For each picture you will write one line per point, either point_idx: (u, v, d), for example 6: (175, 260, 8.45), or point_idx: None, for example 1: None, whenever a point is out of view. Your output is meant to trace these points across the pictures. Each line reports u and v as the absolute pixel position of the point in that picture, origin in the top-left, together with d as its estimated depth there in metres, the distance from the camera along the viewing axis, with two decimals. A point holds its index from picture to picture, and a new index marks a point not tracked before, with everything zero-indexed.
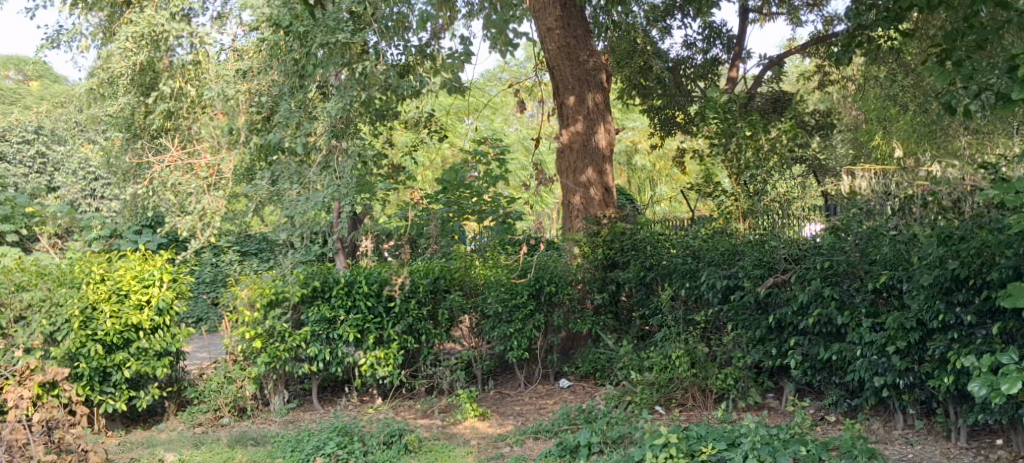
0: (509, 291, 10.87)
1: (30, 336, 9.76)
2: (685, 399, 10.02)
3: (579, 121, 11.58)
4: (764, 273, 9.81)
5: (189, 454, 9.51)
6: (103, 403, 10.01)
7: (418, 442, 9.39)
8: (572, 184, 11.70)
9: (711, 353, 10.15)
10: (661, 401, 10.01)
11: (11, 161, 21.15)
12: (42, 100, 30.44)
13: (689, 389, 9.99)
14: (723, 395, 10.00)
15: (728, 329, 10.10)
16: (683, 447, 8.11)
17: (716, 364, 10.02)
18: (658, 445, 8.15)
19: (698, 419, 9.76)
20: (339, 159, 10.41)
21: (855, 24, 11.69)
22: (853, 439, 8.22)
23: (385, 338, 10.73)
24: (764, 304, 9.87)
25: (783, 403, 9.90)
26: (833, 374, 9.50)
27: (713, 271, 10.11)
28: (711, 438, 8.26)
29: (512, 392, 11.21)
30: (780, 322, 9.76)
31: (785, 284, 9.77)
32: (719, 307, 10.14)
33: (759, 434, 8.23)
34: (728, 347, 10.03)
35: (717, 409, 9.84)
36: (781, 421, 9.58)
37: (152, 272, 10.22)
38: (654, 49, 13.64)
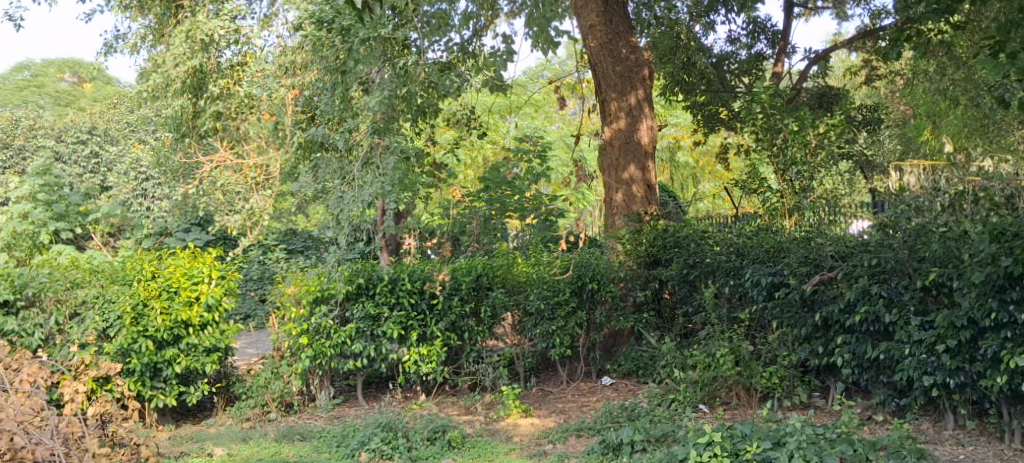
0: (551, 289, 10.96)
1: (83, 332, 9.89)
2: (729, 397, 9.98)
3: (621, 118, 11.60)
4: (809, 270, 9.78)
5: (237, 449, 9.64)
6: (154, 398, 10.20)
7: (462, 439, 9.44)
8: (614, 181, 11.72)
9: (757, 351, 10.14)
10: (705, 399, 9.98)
11: (67, 161, 21.94)
12: (95, 100, 31.29)
13: (733, 387, 9.95)
14: (769, 393, 9.97)
15: (773, 327, 10.08)
16: (728, 446, 8.11)
17: (761, 362, 10.00)
18: (701, 444, 8.20)
19: (740, 418, 9.74)
20: (381, 156, 10.46)
21: (906, 16, 11.60)
22: (902, 439, 8.15)
23: (428, 335, 10.82)
24: (810, 302, 9.80)
25: (830, 402, 9.86)
26: (881, 373, 9.43)
27: (758, 268, 10.11)
28: (755, 436, 8.23)
29: (554, 390, 11.27)
30: (826, 320, 9.71)
31: (832, 281, 9.70)
32: (764, 305, 10.10)
33: (805, 433, 8.19)
34: (774, 345, 10.01)
35: (762, 408, 9.80)
36: (825, 420, 9.56)
37: (200, 270, 10.36)
38: (698, 44, 13.53)
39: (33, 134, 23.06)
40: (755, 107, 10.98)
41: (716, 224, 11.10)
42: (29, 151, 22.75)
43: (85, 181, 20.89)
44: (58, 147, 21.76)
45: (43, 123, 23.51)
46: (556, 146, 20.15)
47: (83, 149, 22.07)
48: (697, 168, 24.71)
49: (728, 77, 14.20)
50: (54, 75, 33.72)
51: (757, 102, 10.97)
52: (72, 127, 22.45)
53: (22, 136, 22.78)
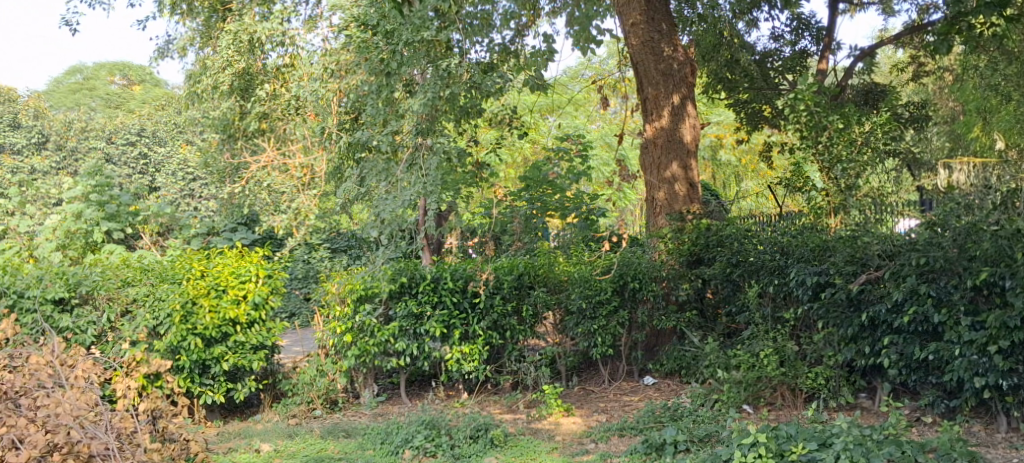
0: (593, 288, 10.99)
1: (135, 330, 10.12)
2: (773, 398, 10.03)
3: (663, 117, 11.64)
4: (855, 269, 9.78)
5: (283, 445, 9.81)
6: (203, 395, 10.42)
7: (504, 437, 9.53)
8: (656, 180, 11.77)
9: (802, 351, 10.14)
10: (749, 399, 10.02)
11: (117, 162, 22.50)
12: (144, 102, 31.91)
13: (778, 388, 9.98)
14: (814, 394, 9.98)
15: (819, 327, 10.04)
16: (773, 446, 8.13)
17: (806, 363, 10.00)
18: (746, 444, 8.24)
19: (785, 418, 9.78)
20: (425, 157, 10.57)
21: (956, 11, 11.51)
22: (952, 442, 8.13)
23: (470, 334, 10.93)
24: (857, 301, 9.78)
25: (877, 403, 9.84)
26: (930, 374, 9.41)
27: (803, 268, 10.11)
28: (801, 438, 8.24)
29: (596, 389, 11.34)
30: (873, 320, 9.66)
31: (879, 280, 9.68)
32: (809, 305, 10.08)
33: (852, 434, 8.16)
34: (819, 345, 10.00)
35: (807, 408, 9.83)
36: (873, 421, 9.55)
37: (248, 269, 10.56)
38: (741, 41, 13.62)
39: (86, 137, 23.85)
40: (799, 105, 11.02)
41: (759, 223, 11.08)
42: (80, 153, 23.38)
43: (134, 181, 21.30)
44: (108, 149, 22.35)
45: (95, 126, 24.15)
46: (598, 146, 20.19)
47: (133, 151, 22.60)
48: (740, 167, 24.59)
49: (772, 75, 14.14)
50: (105, 78, 34.37)
51: (800, 100, 11.00)
52: (122, 128, 23.04)
53: (75, 139, 23.50)
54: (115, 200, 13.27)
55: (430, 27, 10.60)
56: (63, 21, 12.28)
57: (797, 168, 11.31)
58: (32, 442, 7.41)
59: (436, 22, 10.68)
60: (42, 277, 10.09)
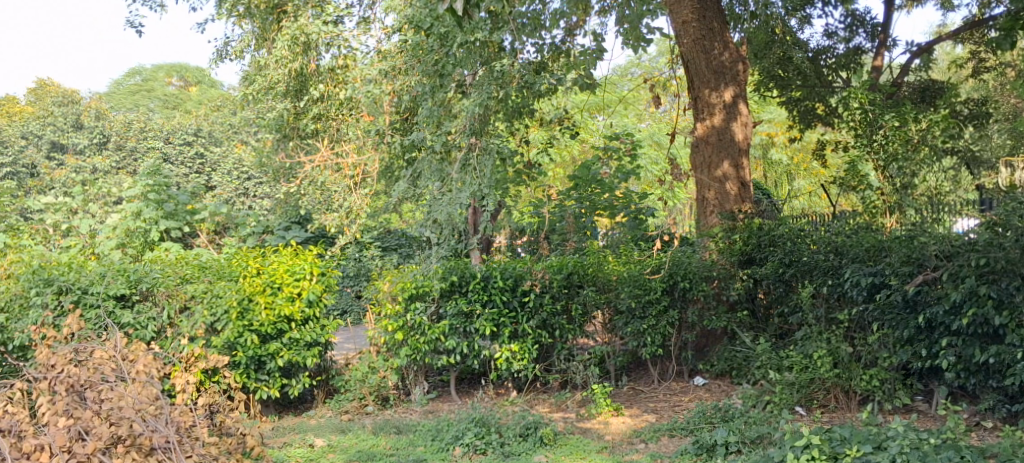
0: (643, 287, 11.06)
1: (193, 326, 10.26)
2: (827, 400, 10.02)
3: (715, 115, 11.65)
4: (912, 270, 9.67)
5: (337, 440, 9.97)
6: (258, 390, 10.60)
7: (553, 436, 9.63)
8: (707, 179, 11.78)
9: (856, 353, 10.08)
10: (802, 401, 10.00)
11: (175, 162, 23.10)
12: (199, 102, 32.46)
13: (832, 390, 10.00)
14: (868, 397, 9.94)
15: (874, 329, 10.04)
16: (826, 449, 8.12)
17: (861, 364, 9.96)
18: (799, 446, 8.24)
19: (839, 420, 9.76)
20: (478, 157, 10.65)
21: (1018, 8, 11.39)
22: (1013, 447, 8.06)
23: (520, 332, 11.02)
24: (913, 303, 9.76)
25: (935, 406, 9.80)
26: (990, 377, 9.35)
27: (858, 268, 10.08)
28: (855, 440, 8.20)
29: (646, 389, 11.40)
30: (930, 322, 9.66)
31: (935, 281, 9.59)
32: (864, 306, 10.07)
33: (908, 438, 8.11)
34: (874, 347, 9.96)
35: (861, 411, 9.81)
36: (929, 425, 9.53)
37: (303, 267, 10.76)
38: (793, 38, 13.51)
39: (144, 137, 24.32)
40: (852, 103, 11.47)
41: (812, 222, 11.04)
42: (140, 152, 23.82)
43: (189, 181, 21.68)
44: (166, 149, 23.04)
45: (153, 128, 24.71)
46: (647, 145, 20.15)
47: (190, 151, 23.37)
48: (791, 166, 24.35)
49: (826, 72, 14.09)
50: (163, 80, 35.06)
51: (853, 99, 11.46)
52: (178, 130, 23.99)
53: (134, 139, 24.15)
54: (172, 199, 13.52)
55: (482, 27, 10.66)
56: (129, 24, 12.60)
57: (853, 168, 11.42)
58: (97, 434, 7.62)
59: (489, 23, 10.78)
60: (104, 274, 10.31)
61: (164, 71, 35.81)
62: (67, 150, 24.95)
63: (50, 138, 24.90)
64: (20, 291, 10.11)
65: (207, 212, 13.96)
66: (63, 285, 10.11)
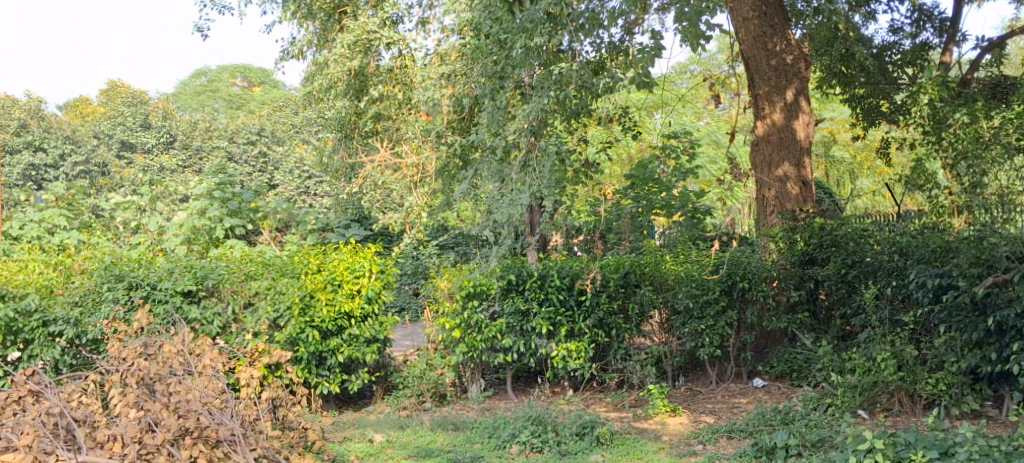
0: (701, 287, 11.04)
1: (257, 321, 10.49)
2: (891, 404, 9.98)
3: (775, 113, 11.61)
4: (981, 272, 9.59)
5: (396, 436, 10.14)
6: (319, 385, 10.86)
7: (610, 435, 9.69)
8: (767, 178, 11.73)
9: (922, 356, 10.10)
10: (864, 404, 9.93)
11: (238, 161, 23.71)
12: (262, 102, 32.94)
13: (896, 393, 9.95)
14: (934, 401, 9.88)
15: (941, 332, 9.99)
16: (890, 453, 8.08)
17: (926, 368, 9.94)
18: (861, 450, 8.21)
19: (903, 425, 9.69)
20: (538, 158, 10.59)
21: None
22: None
23: (577, 331, 11.13)
24: (982, 305, 9.67)
25: (1004, 412, 9.70)
26: None
27: (924, 269, 10.05)
28: (921, 445, 8.12)
29: (703, 390, 11.41)
30: (1000, 326, 9.55)
31: (1006, 283, 9.45)
32: (930, 308, 10.07)
33: (977, 444, 8.01)
34: (940, 351, 9.94)
35: (926, 415, 9.75)
36: (999, 431, 9.40)
37: (362, 264, 10.91)
38: (856, 35, 13.15)
39: (208, 137, 24.86)
40: (923, 99, 11.39)
41: (875, 222, 10.98)
42: (206, 151, 24.50)
43: (252, 180, 22.09)
44: (232, 148, 23.62)
45: (218, 127, 25.19)
46: (706, 144, 20.08)
47: (254, 150, 23.85)
48: (854, 164, 24.02)
49: (890, 69, 13.72)
50: (227, 80, 35.68)
51: (924, 94, 11.38)
52: (244, 129, 24.27)
53: (200, 139, 24.68)
54: (237, 197, 13.81)
55: (540, 29, 10.50)
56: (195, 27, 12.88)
57: (920, 166, 11.31)
58: (166, 426, 7.82)
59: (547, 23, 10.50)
60: (172, 271, 10.55)
61: (228, 71, 36.41)
62: (136, 149, 25.58)
63: (121, 137, 25.57)
64: (93, 286, 10.38)
65: (270, 210, 14.24)
66: (133, 281, 10.34)
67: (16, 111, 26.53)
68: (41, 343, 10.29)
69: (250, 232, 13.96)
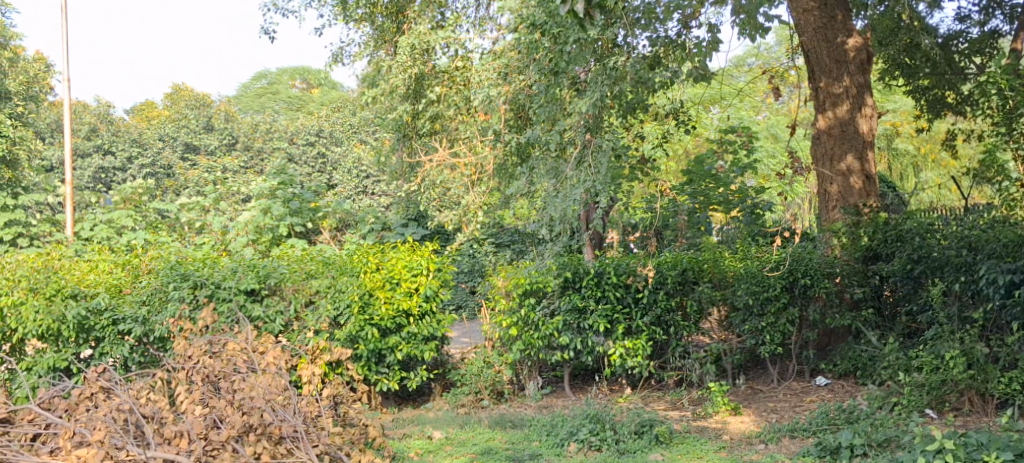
0: (760, 284, 10.96)
1: (318, 320, 10.63)
2: (961, 404, 9.78)
3: (838, 106, 11.45)
4: None
5: (454, 433, 10.22)
6: (379, 382, 10.97)
7: (669, 434, 9.72)
8: (830, 172, 11.59)
9: (993, 354, 9.95)
10: (933, 403, 9.77)
11: (299, 162, 24.46)
12: (322, 103, 33.33)
13: (967, 393, 9.74)
14: (1007, 401, 9.66)
15: (1013, 329, 9.85)
16: (961, 454, 7.98)
17: (998, 366, 9.78)
18: (930, 451, 8.11)
19: (975, 424, 9.50)
20: (593, 155, 10.59)
21: None
22: None
23: (634, 329, 11.11)
24: None
25: None
26: None
27: (994, 265, 9.87)
28: (993, 446, 8.00)
29: (764, 388, 11.34)
30: None
31: None
32: (1002, 304, 9.88)
33: None
34: (1013, 348, 9.78)
35: (999, 415, 9.53)
36: None
37: (420, 263, 10.98)
38: (923, 24, 12.78)
39: (270, 137, 25.89)
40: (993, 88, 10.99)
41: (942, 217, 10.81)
42: (266, 153, 25.46)
43: (313, 181, 22.44)
44: (290, 149, 24.43)
45: (278, 128, 25.78)
46: (764, 139, 19.93)
47: (313, 151, 24.41)
48: (918, 156, 23.70)
49: (957, 58, 13.33)
50: (287, 82, 36.22)
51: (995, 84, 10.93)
52: (303, 130, 24.91)
53: (262, 140, 25.73)
54: (297, 197, 14.01)
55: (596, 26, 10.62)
56: (262, 31, 13.30)
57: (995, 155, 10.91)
58: (230, 423, 7.93)
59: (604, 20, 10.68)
60: (235, 270, 10.68)
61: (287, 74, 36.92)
62: (198, 151, 26.10)
63: (184, 140, 25.76)
64: (159, 286, 10.54)
65: (329, 209, 14.39)
66: (198, 280, 10.50)
67: (85, 116, 27.25)
68: (111, 341, 10.51)
69: (310, 231, 14.15)
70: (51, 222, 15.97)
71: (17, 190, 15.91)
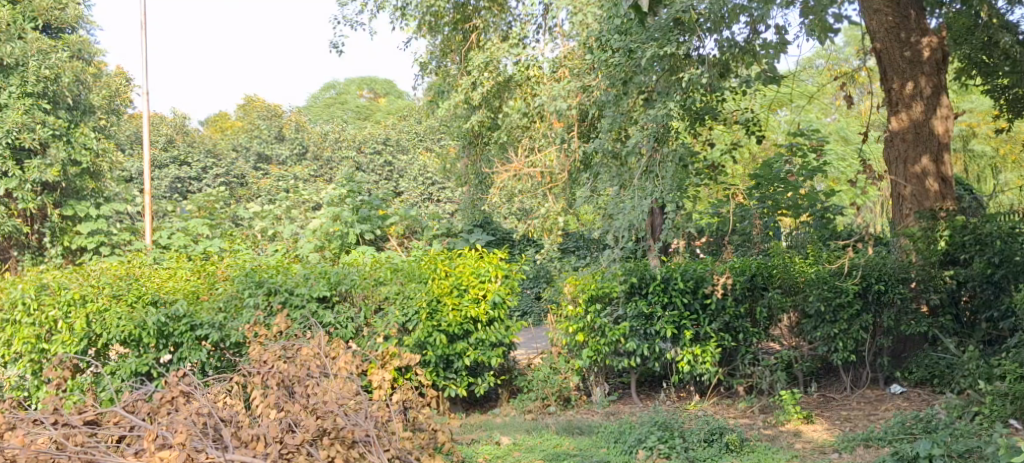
0: (833, 290, 10.87)
1: (387, 326, 10.73)
2: None
3: (912, 107, 11.25)
4: None
5: (522, 438, 10.26)
6: (447, 388, 11.02)
7: (740, 442, 9.59)
8: (903, 176, 11.40)
9: None
10: (1016, 414, 9.32)
11: (366, 170, 25.62)
12: (390, 112, 33.78)
13: None
14: None
15: None
16: None
17: None
18: None
19: None
20: (660, 169, 10.65)
21: None
22: None
23: (702, 335, 11.07)
24: None
25: None
26: None
27: None
28: None
29: (837, 396, 11.20)
30: None
31: None
32: None
33: None
34: None
35: None
36: None
37: (487, 269, 11.15)
38: (1002, 22, 12.47)
39: (339, 147, 26.34)
40: None
41: (1023, 220, 10.78)
42: (335, 162, 26.03)
43: (380, 187, 23.68)
44: (358, 158, 25.58)
45: (347, 137, 26.22)
46: (833, 142, 19.72)
47: (380, 160, 25.60)
48: (997, 157, 23.36)
49: None
50: (355, 92, 36.77)
51: None
52: (370, 138, 26.11)
53: (331, 149, 26.21)
54: (367, 204, 14.22)
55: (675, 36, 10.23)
56: (332, 44, 13.59)
57: None
58: (304, 427, 8.07)
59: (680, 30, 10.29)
60: (307, 277, 10.85)
61: (356, 84, 37.45)
62: (269, 160, 26.91)
63: (257, 149, 26.77)
64: (235, 292, 10.69)
65: (396, 216, 14.49)
66: (273, 286, 10.67)
67: (163, 127, 27.55)
68: (188, 347, 10.54)
69: (378, 238, 14.33)
70: (131, 231, 16.36)
71: (99, 200, 16.32)
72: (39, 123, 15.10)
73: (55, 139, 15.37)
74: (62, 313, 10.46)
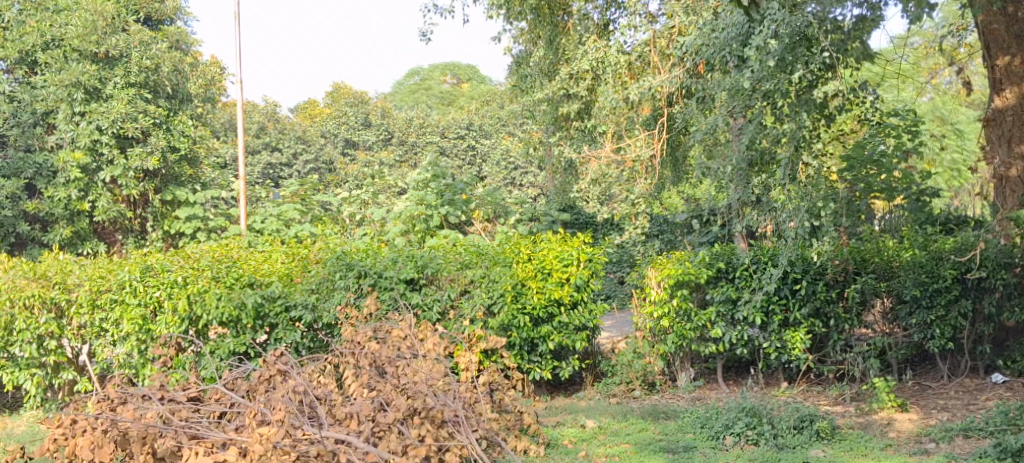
0: (930, 275, 10.78)
1: (473, 307, 10.82)
2: None
3: (1018, 85, 10.80)
4: None
5: (607, 422, 10.28)
6: (531, 371, 11.16)
7: (832, 430, 9.53)
8: (1007, 157, 11.01)
9: None
10: None
11: (449, 154, 26.56)
12: (472, 97, 34.04)
13: None
14: None
15: None
16: None
17: None
18: None
19: None
20: (764, 145, 10.39)
21: None
22: None
23: (792, 321, 10.94)
24: None
25: None
26: None
27: None
28: None
29: (934, 385, 11.03)
30: None
31: None
32: None
33: None
34: None
35: None
36: None
37: (571, 253, 11.08)
38: None
39: (423, 132, 26.97)
40: None
41: None
42: (419, 147, 26.65)
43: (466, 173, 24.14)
44: (442, 142, 26.45)
45: (431, 122, 26.93)
46: (929, 121, 19.29)
47: (463, 144, 26.51)
48: None
49: None
50: (438, 78, 37.07)
51: None
52: (453, 124, 26.91)
53: (415, 135, 26.78)
54: (452, 188, 14.34)
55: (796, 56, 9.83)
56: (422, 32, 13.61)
57: None
58: (395, 406, 8.19)
59: (804, 46, 9.91)
60: (396, 260, 11.00)
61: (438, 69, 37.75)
62: (356, 146, 27.49)
63: (344, 136, 27.24)
64: (327, 275, 10.91)
65: (480, 200, 14.51)
66: (363, 269, 10.84)
67: (254, 114, 27.93)
68: (284, 327, 10.84)
69: (463, 222, 14.45)
70: (226, 215, 16.76)
71: (196, 186, 16.74)
72: (141, 113, 15.49)
73: (156, 128, 15.76)
74: (165, 294, 10.77)
